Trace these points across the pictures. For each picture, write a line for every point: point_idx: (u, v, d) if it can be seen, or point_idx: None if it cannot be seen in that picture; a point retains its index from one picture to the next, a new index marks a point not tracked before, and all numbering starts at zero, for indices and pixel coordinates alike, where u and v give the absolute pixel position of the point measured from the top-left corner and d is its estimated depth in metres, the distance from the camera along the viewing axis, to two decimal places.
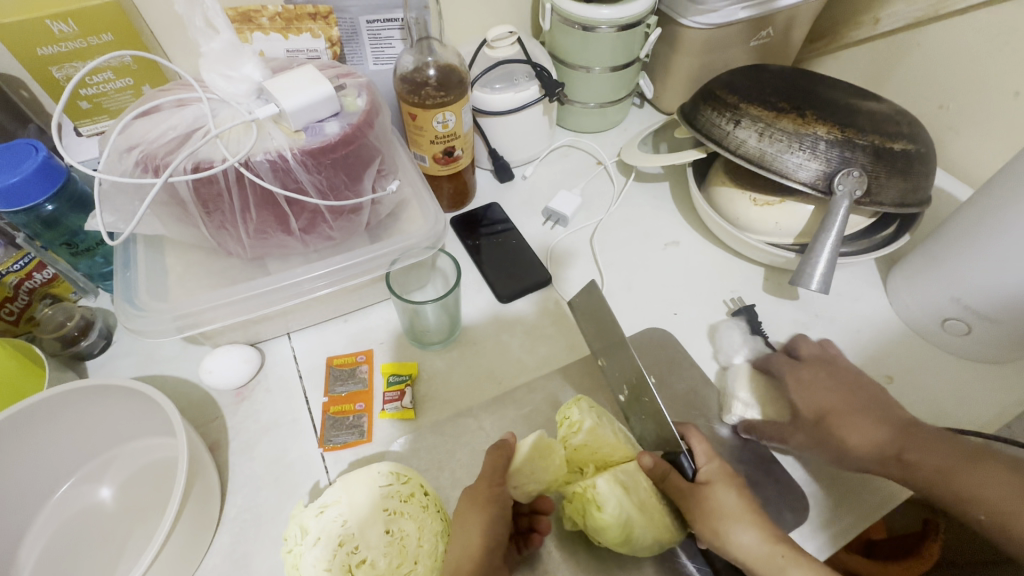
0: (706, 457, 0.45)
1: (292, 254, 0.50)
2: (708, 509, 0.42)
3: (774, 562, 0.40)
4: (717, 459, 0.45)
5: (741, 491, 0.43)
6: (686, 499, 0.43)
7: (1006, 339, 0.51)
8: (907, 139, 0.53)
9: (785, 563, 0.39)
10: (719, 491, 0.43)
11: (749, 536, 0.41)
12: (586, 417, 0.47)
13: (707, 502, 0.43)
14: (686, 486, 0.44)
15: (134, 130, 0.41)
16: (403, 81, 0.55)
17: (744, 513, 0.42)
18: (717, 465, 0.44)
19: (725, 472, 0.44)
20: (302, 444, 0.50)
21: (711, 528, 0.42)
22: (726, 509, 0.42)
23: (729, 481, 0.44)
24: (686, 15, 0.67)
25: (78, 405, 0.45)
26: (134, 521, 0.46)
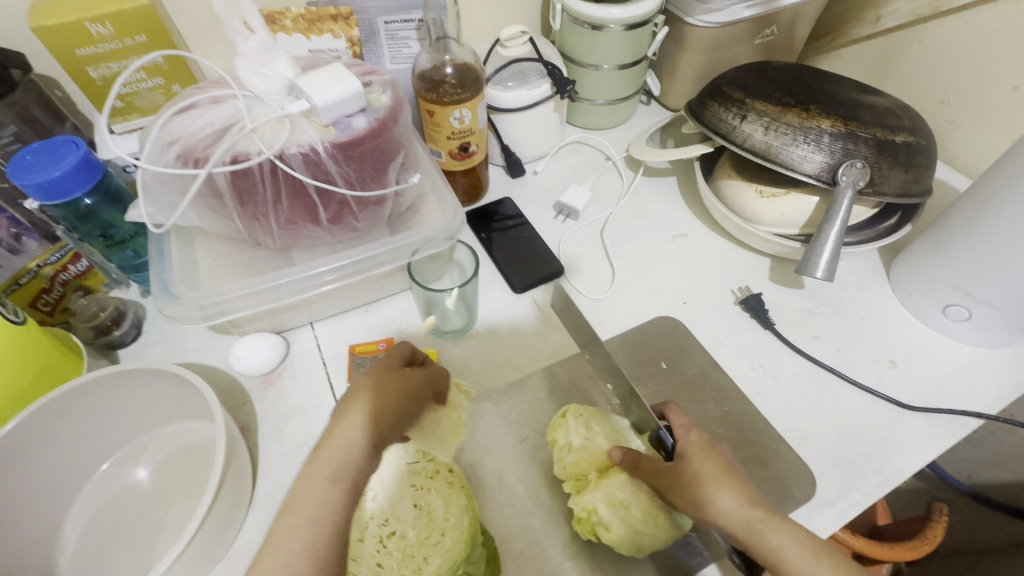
0: (684, 430, 0.46)
1: (318, 246, 0.53)
2: (689, 479, 0.42)
3: (752, 528, 0.39)
4: (692, 431, 0.45)
5: (714, 460, 0.43)
6: (659, 476, 0.44)
7: (1005, 323, 0.53)
8: (908, 132, 0.55)
9: (761, 527, 0.39)
10: (694, 462, 0.42)
11: (724, 504, 0.40)
12: (576, 432, 0.49)
13: (684, 472, 0.42)
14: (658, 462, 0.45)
15: (174, 126, 0.44)
16: (421, 79, 0.58)
17: (721, 478, 0.42)
18: (694, 436, 0.45)
19: (701, 441, 0.44)
20: (327, 427, 0.52)
21: (689, 500, 0.42)
22: (701, 480, 0.42)
23: (704, 451, 0.43)
24: (692, 14, 0.69)
25: (118, 388, 0.47)
26: (171, 500, 0.48)
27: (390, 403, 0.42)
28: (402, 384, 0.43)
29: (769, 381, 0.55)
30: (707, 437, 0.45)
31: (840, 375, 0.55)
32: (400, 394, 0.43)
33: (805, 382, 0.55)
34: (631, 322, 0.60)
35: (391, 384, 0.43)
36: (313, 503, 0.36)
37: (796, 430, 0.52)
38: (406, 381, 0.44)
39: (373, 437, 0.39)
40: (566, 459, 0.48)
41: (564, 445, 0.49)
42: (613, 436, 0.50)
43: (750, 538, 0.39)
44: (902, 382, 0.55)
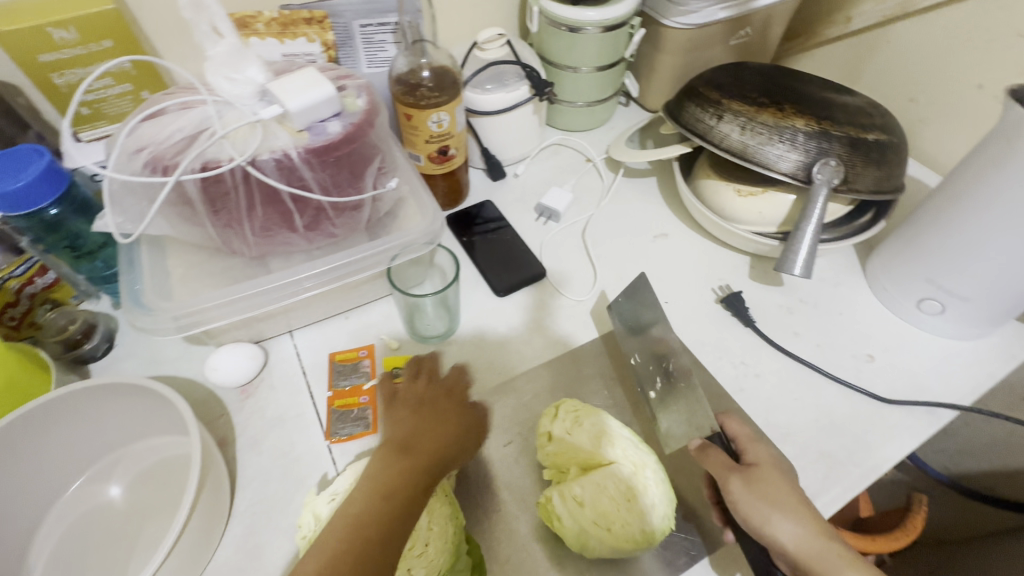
0: (750, 442, 0.47)
1: (295, 252, 0.52)
2: (762, 489, 0.43)
3: (819, 547, 0.41)
4: (763, 446, 0.47)
5: (785, 480, 0.44)
6: (732, 477, 0.44)
7: (977, 315, 0.54)
8: (879, 130, 0.56)
9: (832, 556, 0.41)
10: (767, 474, 0.44)
11: (794, 523, 0.42)
12: (561, 426, 0.49)
13: (759, 483, 0.44)
14: (732, 464, 0.45)
15: (141, 133, 0.42)
16: (398, 82, 0.57)
17: (794, 497, 0.43)
18: (765, 451, 0.46)
19: (771, 458, 0.46)
20: (308, 437, 0.51)
21: (758, 512, 0.42)
22: (775, 496, 0.43)
23: (777, 469, 0.45)
24: (668, 16, 0.70)
25: (88, 404, 0.46)
26: (145, 518, 0.47)
27: (431, 441, 0.44)
28: (441, 419, 0.47)
29: (751, 378, 0.56)
30: (774, 454, 0.47)
31: (820, 371, 0.56)
32: (442, 430, 0.46)
33: (786, 379, 0.56)
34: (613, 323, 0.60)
35: (435, 424, 0.46)
36: (341, 522, 0.38)
37: (779, 426, 0.52)
38: (449, 417, 0.47)
39: (406, 467, 0.41)
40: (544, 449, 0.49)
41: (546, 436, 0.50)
42: (603, 434, 0.49)
43: (814, 561, 0.41)
44: (880, 375, 0.56)
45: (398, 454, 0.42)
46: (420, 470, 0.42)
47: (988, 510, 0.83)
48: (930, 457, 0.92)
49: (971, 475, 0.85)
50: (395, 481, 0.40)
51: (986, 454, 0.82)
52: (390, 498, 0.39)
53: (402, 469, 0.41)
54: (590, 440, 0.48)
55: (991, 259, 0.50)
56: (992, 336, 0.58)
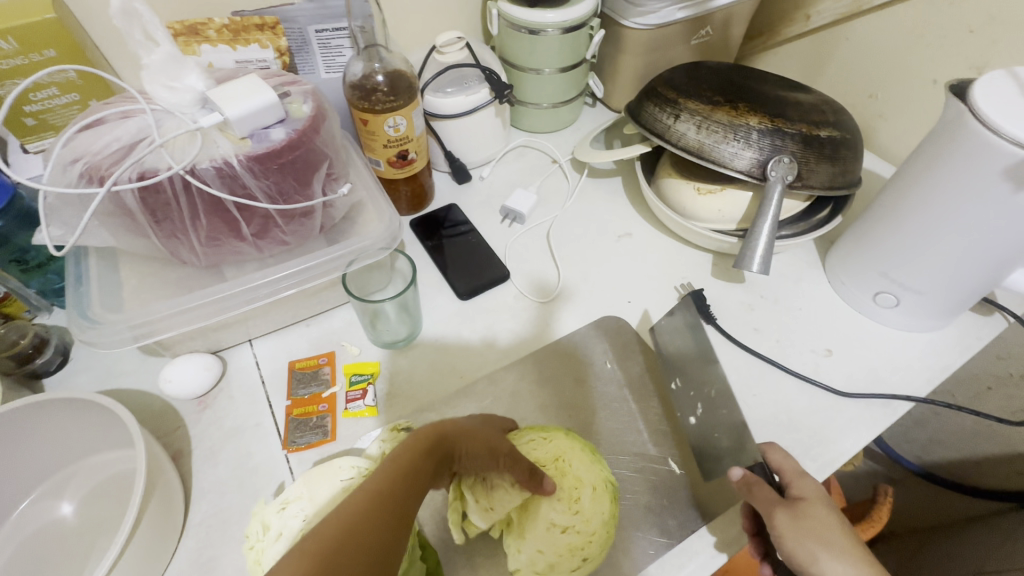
0: (796, 474, 0.44)
1: (248, 260, 0.51)
2: (810, 527, 0.40)
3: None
4: (813, 478, 0.44)
5: (840, 518, 0.41)
6: (778, 514, 0.41)
7: (931, 308, 0.55)
8: (833, 127, 0.57)
9: None
10: (815, 509, 0.41)
11: (847, 564, 0.39)
12: (476, 506, 0.45)
13: (806, 521, 0.41)
14: (779, 499, 0.41)
15: (79, 143, 0.42)
16: (354, 88, 0.56)
17: (847, 536, 0.40)
18: (815, 484, 0.43)
19: (820, 491, 0.43)
20: (266, 446, 0.51)
21: (806, 551, 0.40)
22: (826, 535, 0.40)
23: (829, 505, 0.42)
24: (627, 17, 0.70)
25: (33, 421, 0.45)
26: (96, 534, 0.46)
27: (466, 443, 0.42)
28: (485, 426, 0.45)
29: None
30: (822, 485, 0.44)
31: (779, 366, 0.56)
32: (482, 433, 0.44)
33: (747, 375, 0.56)
34: (577, 324, 0.60)
35: (479, 428, 0.44)
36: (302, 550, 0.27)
37: None
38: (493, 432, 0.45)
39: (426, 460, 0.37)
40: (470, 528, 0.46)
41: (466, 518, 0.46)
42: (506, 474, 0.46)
43: None
44: (838, 369, 0.56)
45: (422, 448, 0.38)
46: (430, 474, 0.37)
47: (955, 499, 0.85)
48: (902, 447, 0.93)
49: (941, 464, 0.86)
50: (413, 466, 0.36)
51: (955, 443, 0.83)
52: (405, 482, 0.34)
53: (431, 453, 0.38)
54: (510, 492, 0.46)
55: (944, 253, 0.50)
56: (947, 328, 0.59)
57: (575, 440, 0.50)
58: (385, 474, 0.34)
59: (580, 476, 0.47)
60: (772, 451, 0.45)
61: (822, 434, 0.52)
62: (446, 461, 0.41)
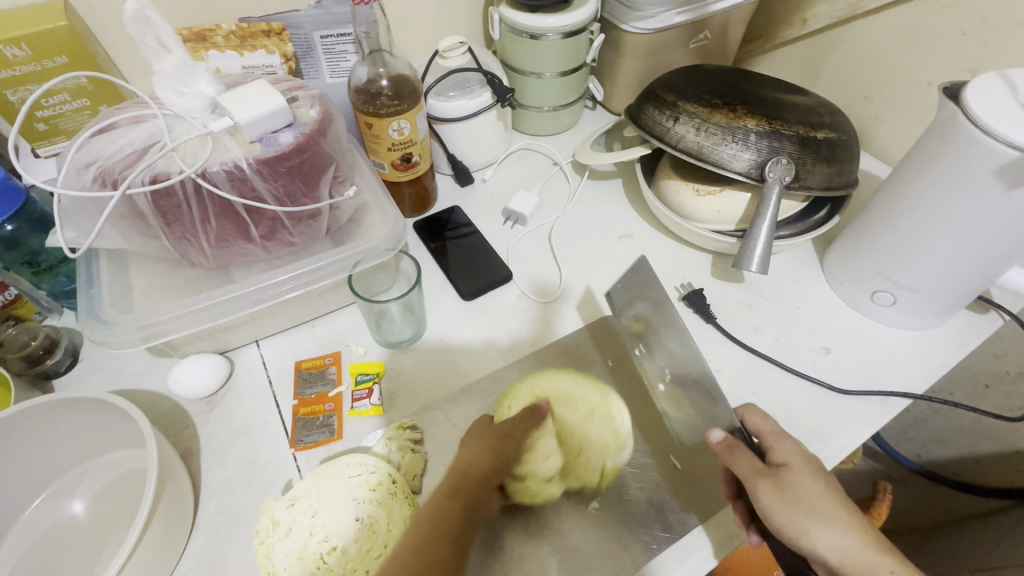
0: (776, 440, 0.46)
1: (255, 262, 0.52)
2: (792, 495, 0.42)
3: (855, 544, 0.41)
4: (791, 439, 0.46)
5: (821, 479, 0.43)
6: (761, 485, 0.42)
7: (926, 307, 0.56)
8: (829, 129, 0.58)
9: (873, 564, 0.40)
10: (797, 477, 0.43)
11: (827, 528, 0.41)
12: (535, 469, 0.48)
13: (789, 487, 0.42)
14: (762, 469, 0.43)
15: (92, 148, 0.43)
16: (358, 92, 0.57)
17: (829, 496, 0.42)
18: (795, 447, 0.45)
19: (803, 458, 0.44)
20: (273, 445, 0.51)
21: (789, 519, 0.42)
22: (807, 500, 0.42)
23: (810, 467, 0.44)
24: (627, 21, 0.71)
25: (45, 419, 0.46)
26: (107, 532, 0.47)
27: (478, 469, 0.42)
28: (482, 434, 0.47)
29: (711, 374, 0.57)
30: (803, 450, 0.45)
31: (778, 365, 0.57)
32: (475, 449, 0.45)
33: (746, 373, 0.57)
34: (580, 323, 0.61)
35: (478, 440, 0.46)
36: None
37: None
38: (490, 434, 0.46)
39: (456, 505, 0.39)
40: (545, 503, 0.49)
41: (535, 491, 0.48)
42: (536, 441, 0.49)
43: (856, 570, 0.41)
44: (836, 367, 0.57)
45: (446, 496, 0.39)
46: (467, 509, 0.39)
47: (954, 497, 0.85)
48: (901, 446, 0.93)
49: (941, 463, 0.87)
50: (444, 513, 0.38)
51: (954, 441, 0.84)
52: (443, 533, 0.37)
53: (455, 499, 0.39)
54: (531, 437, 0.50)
55: (936, 251, 0.51)
56: (943, 326, 0.60)
57: (527, 375, 0.57)
58: (428, 535, 0.36)
59: (555, 386, 0.56)
60: (749, 414, 0.48)
61: (822, 431, 0.53)
62: (484, 490, 0.42)
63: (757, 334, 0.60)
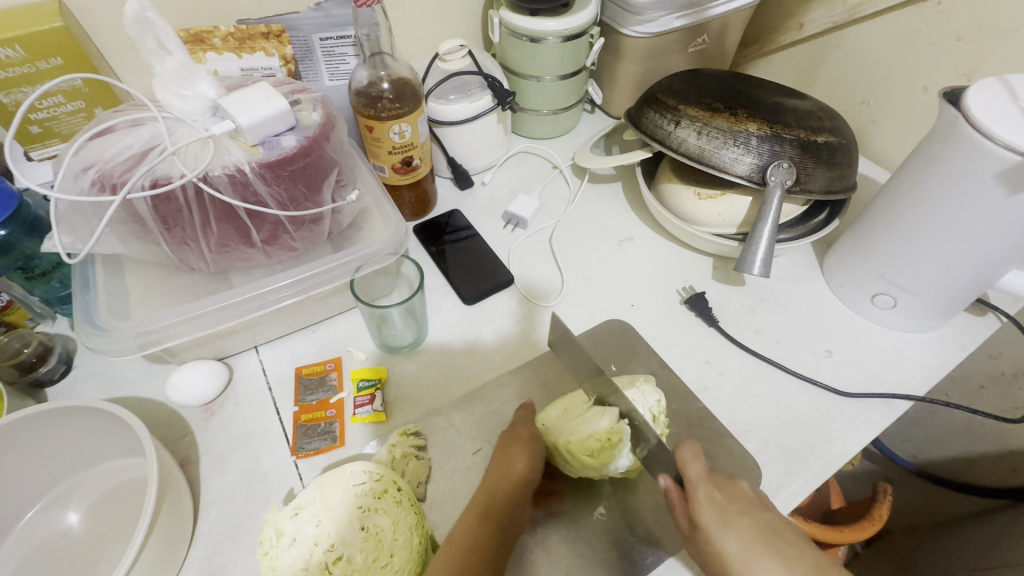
0: (695, 485, 0.42)
1: (255, 267, 0.51)
2: (714, 559, 0.39)
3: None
4: (713, 487, 0.42)
5: (742, 528, 0.39)
6: (690, 541, 0.42)
7: (926, 310, 0.56)
8: (829, 132, 0.58)
9: None
10: (712, 535, 0.39)
11: None
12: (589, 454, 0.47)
13: (710, 548, 0.40)
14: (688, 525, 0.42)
15: (89, 151, 0.42)
16: (359, 95, 0.57)
17: (752, 547, 0.39)
18: (711, 497, 0.41)
19: (719, 510, 0.40)
20: (274, 453, 0.51)
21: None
22: (727, 563, 0.39)
23: (722, 519, 0.40)
24: (626, 25, 0.71)
25: (39, 428, 0.44)
26: (103, 542, 0.46)
27: (503, 488, 0.45)
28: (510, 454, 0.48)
29: (714, 377, 0.57)
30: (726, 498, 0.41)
31: (780, 367, 0.57)
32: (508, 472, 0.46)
33: (748, 375, 0.57)
34: (582, 327, 0.61)
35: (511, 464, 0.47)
36: None
37: (742, 423, 0.54)
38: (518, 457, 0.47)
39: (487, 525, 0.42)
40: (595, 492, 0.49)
41: (614, 439, 0.47)
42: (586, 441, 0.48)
43: None
44: (838, 370, 0.57)
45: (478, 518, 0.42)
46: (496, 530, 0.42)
47: (950, 496, 0.86)
48: (897, 447, 0.94)
49: (936, 463, 0.88)
50: (475, 540, 0.41)
51: (949, 441, 0.85)
52: (478, 558, 0.40)
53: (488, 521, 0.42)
54: (566, 419, 0.51)
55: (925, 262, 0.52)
56: (942, 328, 0.60)
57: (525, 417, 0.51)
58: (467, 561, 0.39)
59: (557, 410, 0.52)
60: (680, 455, 0.44)
61: (826, 431, 0.53)
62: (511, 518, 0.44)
63: (759, 337, 0.60)
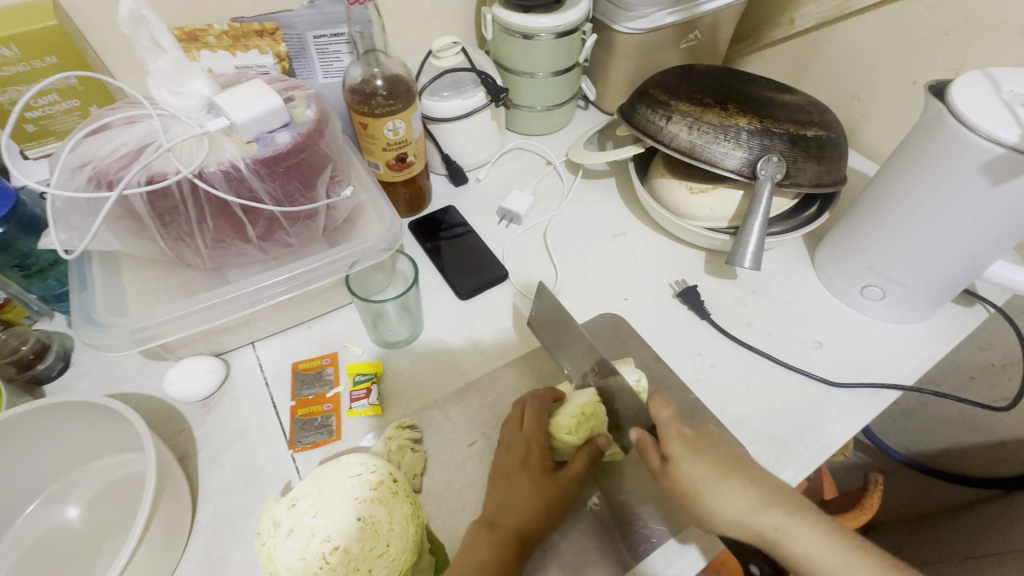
0: (666, 424, 0.44)
1: (251, 263, 0.52)
2: (683, 487, 0.42)
3: (751, 514, 0.40)
4: (681, 424, 0.45)
5: (708, 457, 0.43)
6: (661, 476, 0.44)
7: (914, 301, 0.57)
8: (818, 126, 0.59)
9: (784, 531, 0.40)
10: (682, 464, 0.42)
11: (733, 505, 0.40)
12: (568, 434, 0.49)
13: (680, 477, 0.42)
14: (659, 462, 0.44)
15: (85, 148, 0.42)
16: (353, 92, 0.57)
17: (716, 469, 0.42)
18: (680, 433, 0.44)
19: (687, 442, 0.43)
20: (271, 447, 0.51)
21: (695, 504, 0.42)
22: (696, 485, 0.42)
23: (690, 449, 0.43)
24: (619, 21, 0.71)
25: (37, 423, 0.45)
26: (103, 536, 0.46)
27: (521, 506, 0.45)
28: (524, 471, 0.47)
29: (706, 369, 0.58)
30: (692, 432, 0.44)
31: (771, 359, 0.58)
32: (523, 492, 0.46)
33: (740, 367, 0.58)
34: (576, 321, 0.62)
35: (522, 487, 0.46)
36: None
37: (734, 414, 0.54)
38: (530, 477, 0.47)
39: (503, 540, 0.43)
40: (598, 441, 0.49)
41: (590, 412, 0.49)
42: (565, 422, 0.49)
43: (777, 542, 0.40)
44: (828, 361, 0.58)
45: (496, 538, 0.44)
46: (511, 543, 0.44)
47: (942, 486, 0.87)
48: (890, 438, 0.95)
49: (928, 454, 0.89)
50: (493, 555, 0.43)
51: (940, 432, 0.86)
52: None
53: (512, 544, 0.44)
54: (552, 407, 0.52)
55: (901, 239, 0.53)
56: (930, 318, 0.61)
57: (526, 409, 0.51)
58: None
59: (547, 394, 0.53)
60: (652, 403, 0.46)
61: (816, 420, 0.54)
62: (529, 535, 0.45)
63: (751, 329, 0.61)
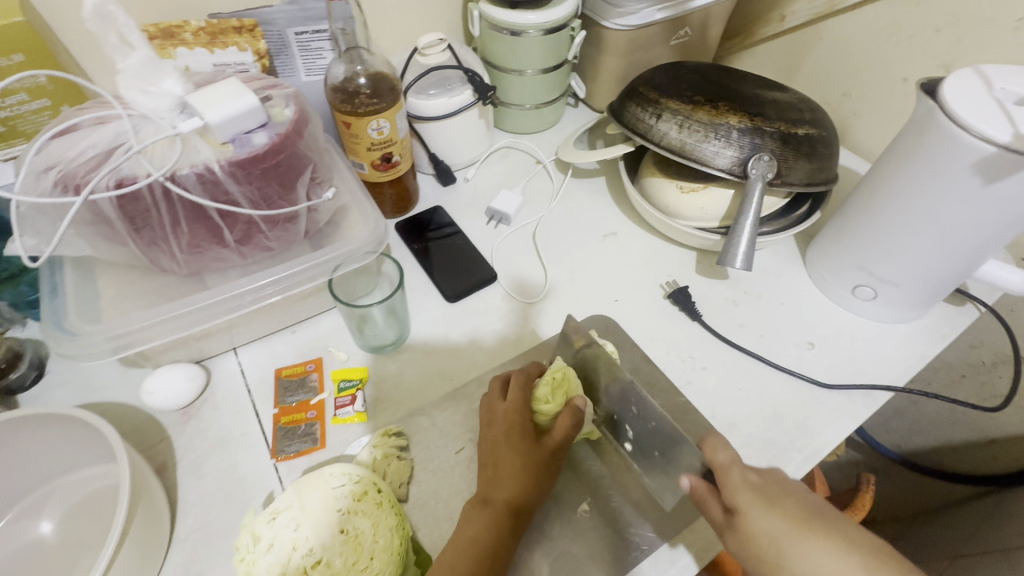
0: (727, 470, 0.41)
1: (231, 268, 0.50)
2: (752, 545, 0.38)
3: None
4: (746, 470, 0.41)
5: (784, 510, 0.39)
6: (727, 534, 0.40)
7: (905, 301, 0.57)
8: (809, 125, 0.58)
9: None
10: (751, 519, 0.38)
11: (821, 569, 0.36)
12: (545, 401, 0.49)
13: (750, 535, 0.38)
14: (722, 516, 0.40)
15: (51, 150, 0.41)
16: (335, 91, 0.55)
17: (793, 525, 0.38)
18: (747, 481, 0.40)
19: (755, 492, 0.40)
20: (253, 457, 0.50)
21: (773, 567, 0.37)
22: (771, 543, 0.38)
23: (761, 500, 0.39)
24: (608, 18, 0.70)
25: (6, 436, 0.43)
26: (78, 551, 0.45)
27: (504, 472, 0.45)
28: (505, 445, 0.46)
29: (697, 371, 0.57)
30: (759, 479, 0.41)
31: (762, 360, 0.57)
32: (505, 464, 0.45)
33: (731, 368, 0.57)
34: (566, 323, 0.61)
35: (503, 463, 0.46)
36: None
37: (726, 417, 0.54)
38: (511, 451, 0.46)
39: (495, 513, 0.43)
40: (576, 402, 0.49)
41: (561, 377, 0.50)
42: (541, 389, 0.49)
43: None
44: (820, 361, 0.58)
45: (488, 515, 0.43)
46: (506, 515, 0.43)
47: (933, 484, 0.87)
48: (882, 436, 0.96)
49: (920, 452, 0.89)
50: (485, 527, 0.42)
51: (931, 430, 0.86)
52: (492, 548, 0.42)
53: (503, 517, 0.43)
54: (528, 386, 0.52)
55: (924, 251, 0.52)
56: (922, 318, 0.61)
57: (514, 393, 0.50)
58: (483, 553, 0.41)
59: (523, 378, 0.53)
60: (706, 447, 0.43)
61: (807, 422, 0.53)
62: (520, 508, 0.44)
63: (742, 330, 0.60)
